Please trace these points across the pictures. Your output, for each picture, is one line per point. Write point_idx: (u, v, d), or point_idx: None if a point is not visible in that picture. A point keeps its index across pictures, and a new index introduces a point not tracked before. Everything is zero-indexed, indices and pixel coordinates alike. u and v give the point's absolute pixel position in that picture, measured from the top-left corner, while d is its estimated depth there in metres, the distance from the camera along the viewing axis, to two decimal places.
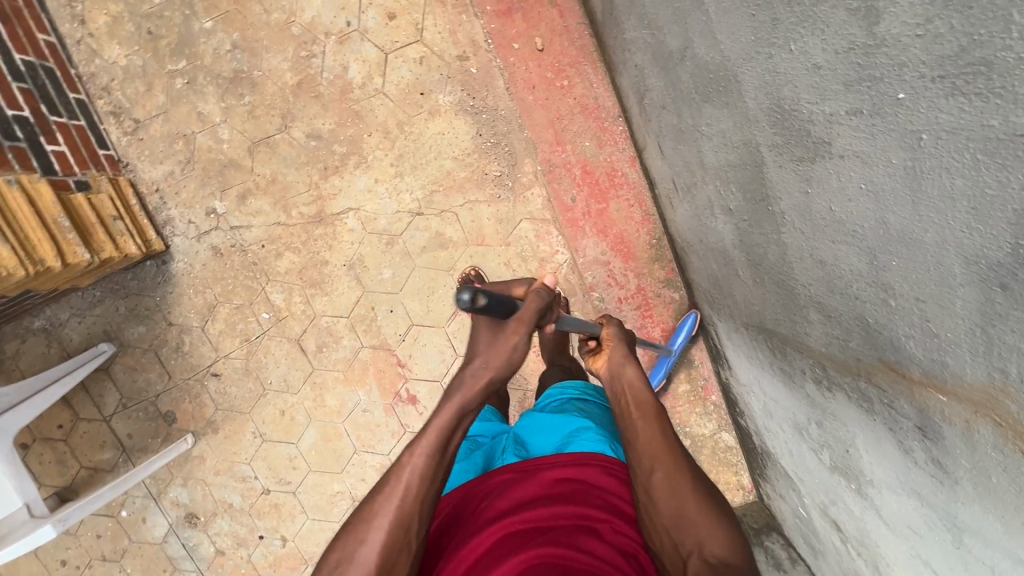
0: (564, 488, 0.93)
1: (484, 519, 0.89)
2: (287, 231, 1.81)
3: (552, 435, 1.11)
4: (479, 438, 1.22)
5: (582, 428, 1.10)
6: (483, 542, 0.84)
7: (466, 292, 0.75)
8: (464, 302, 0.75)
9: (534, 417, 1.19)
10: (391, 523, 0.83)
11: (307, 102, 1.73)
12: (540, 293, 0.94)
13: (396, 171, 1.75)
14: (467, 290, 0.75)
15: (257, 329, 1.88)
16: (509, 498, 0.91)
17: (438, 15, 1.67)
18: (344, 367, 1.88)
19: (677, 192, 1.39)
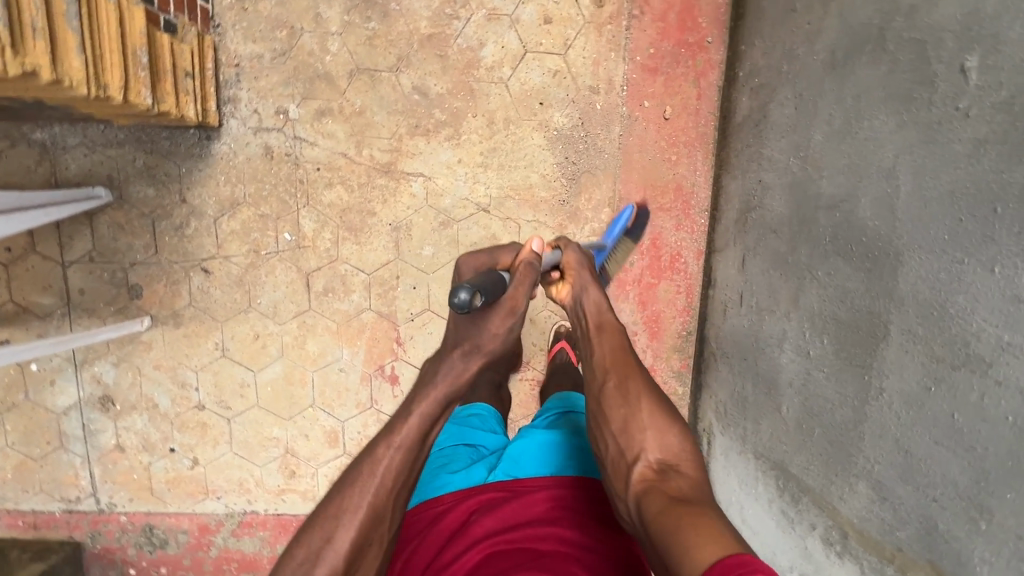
0: (554, 513, 0.92)
1: (471, 538, 0.88)
2: (350, 166, 1.72)
3: (544, 452, 1.05)
4: (479, 446, 1.16)
5: (576, 449, 1.05)
6: (468, 558, 0.85)
7: (461, 291, 0.75)
8: (456, 301, 0.75)
9: (530, 429, 1.13)
10: (363, 517, 0.78)
11: (429, 58, 1.68)
12: (530, 264, 0.94)
13: (482, 162, 1.71)
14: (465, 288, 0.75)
15: (271, 245, 1.77)
16: (495, 517, 0.91)
17: (590, 39, 1.66)
18: (342, 322, 1.80)
19: (740, 306, 1.45)
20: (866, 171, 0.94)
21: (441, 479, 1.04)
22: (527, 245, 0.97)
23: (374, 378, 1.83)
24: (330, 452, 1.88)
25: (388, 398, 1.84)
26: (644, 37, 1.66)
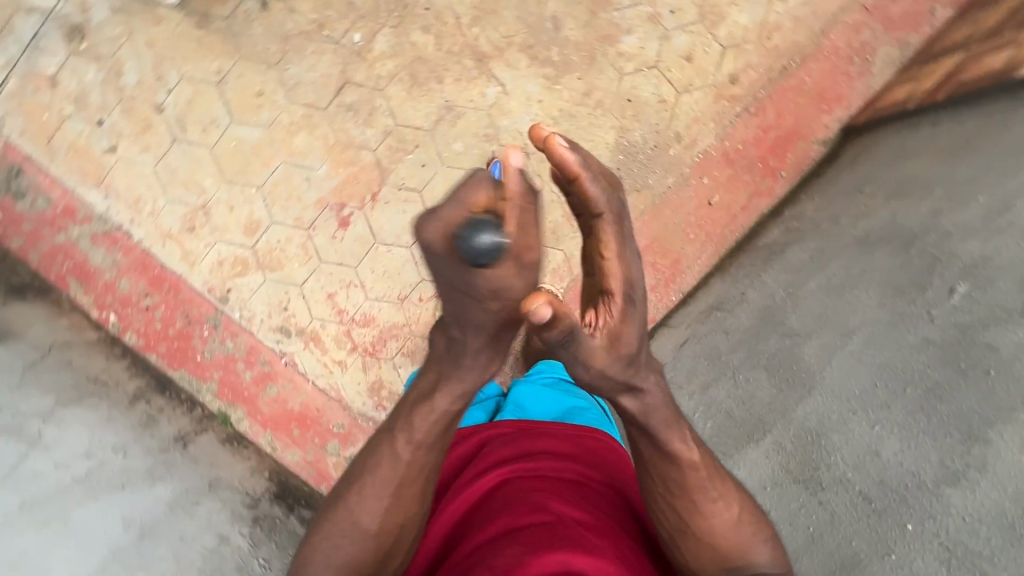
0: (565, 449, 1.01)
1: (491, 465, 0.97)
2: (453, 30, 1.73)
3: (552, 406, 1.21)
4: (476, 391, 1.32)
5: (580, 407, 1.22)
6: (491, 483, 0.93)
7: (475, 236, 0.64)
8: (472, 251, 0.65)
9: (530, 386, 1.29)
10: (382, 539, 0.87)
11: (582, 5, 1.72)
12: (530, 197, 0.67)
13: (554, 117, 1.75)
14: (478, 231, 0.65)
15: (336, 33, 1.73)
16: (512, 450, 1.00)
17: (706, 98, 1.76)
18: (341, 143, 1.76)
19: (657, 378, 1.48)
20: (827, 329, 1.10)
21: None
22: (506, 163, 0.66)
23: (328, 209, 1.79)
24: (239, 238, 1.80)
25: (325, 234, 1.80)
26: (743, 131, 1.77)
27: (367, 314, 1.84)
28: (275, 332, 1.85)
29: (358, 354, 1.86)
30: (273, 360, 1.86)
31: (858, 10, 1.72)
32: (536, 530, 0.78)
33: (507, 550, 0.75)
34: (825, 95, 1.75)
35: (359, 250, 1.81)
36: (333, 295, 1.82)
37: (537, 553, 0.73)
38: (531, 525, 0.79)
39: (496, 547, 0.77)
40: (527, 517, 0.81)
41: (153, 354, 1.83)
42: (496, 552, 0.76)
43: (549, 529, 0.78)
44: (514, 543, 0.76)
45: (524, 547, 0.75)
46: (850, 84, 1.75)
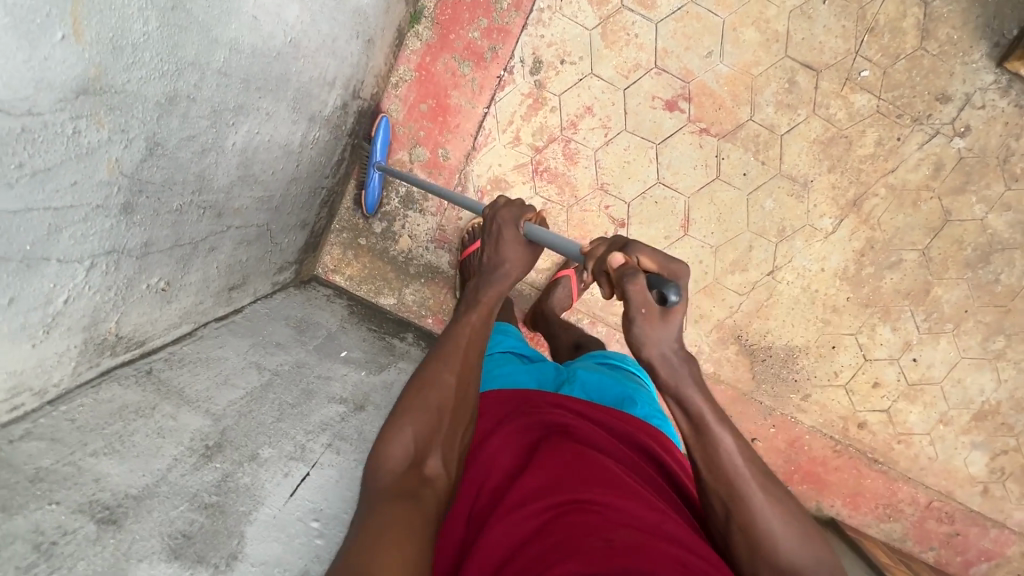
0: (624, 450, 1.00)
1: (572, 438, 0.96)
2: (881, 168, 1.71)
3: (608, 388, 1.17)
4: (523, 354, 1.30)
5: (637, 396, 1.17)
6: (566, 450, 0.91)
7: (672, 290, 0.83)
8: (668, 301, 0.83)
9: (584, 370, 1.23)
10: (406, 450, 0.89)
11: (914, 282, 1.82)
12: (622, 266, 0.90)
13: (808, 286, 1.82)
14: (668, 288, 0.83)
15: (866, 46, 1.61)
16: (591, 433, 1.00)
17: (841, 409, 1.95)
18: (750, 80, 1.63)
19: None
20: None
21: None
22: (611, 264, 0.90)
23: (682, 83, 1.64)
24: None
25: (654, 87, 1.64)
26: (819, 446, 1.98)
27: (577, 153, 1.69)
28: (531, 55, 1.62)
29: (530, 154, 1.69)
30: (498, 60, 1.62)
31: (930, 500, 2.01)
32: (625, 517, 0.76)
33: (615, 532, 0.73)
34: (859, 497, 2.02)
35: (643, 128, 1.67)
36: (589, 110, 1.66)
37: (615, 536, 0.72)
38: (608, 508, 0.77)
39: (567, 521, 0.75)
40: (601, 498, 0.79)
41: None
42: (571, 527, 0.74)
43: (634, 523, 0.76)
44: (592, 522, 0.74)
45: (626, 535, 0.73)
46: (871, 514, 2.03)
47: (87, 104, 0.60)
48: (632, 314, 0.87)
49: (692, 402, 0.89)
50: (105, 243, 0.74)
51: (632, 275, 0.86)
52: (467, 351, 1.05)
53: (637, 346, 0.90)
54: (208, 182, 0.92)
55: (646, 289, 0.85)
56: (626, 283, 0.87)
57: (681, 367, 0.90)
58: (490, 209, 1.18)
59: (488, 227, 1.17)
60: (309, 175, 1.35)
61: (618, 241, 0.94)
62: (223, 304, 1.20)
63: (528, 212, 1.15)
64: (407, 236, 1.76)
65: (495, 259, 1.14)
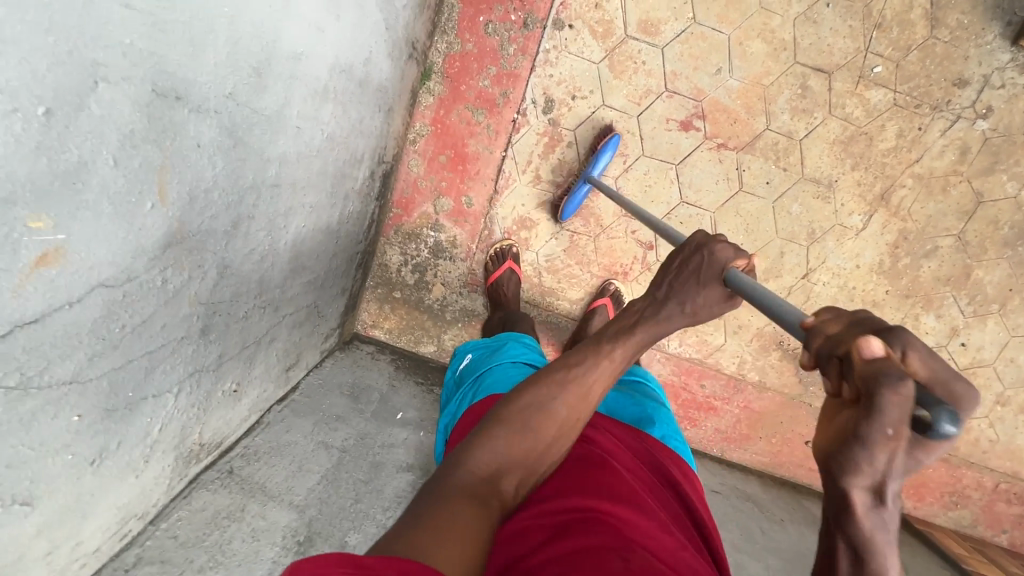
0: (650, 477, 0.92)
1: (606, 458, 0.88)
2: (905, 159, 1.70)
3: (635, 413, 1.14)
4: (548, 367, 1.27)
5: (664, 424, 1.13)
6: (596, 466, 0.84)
7: (948, 418, 0.48)
8: (930, 430, 0.49)
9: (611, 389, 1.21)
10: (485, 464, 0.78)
11: (953, 268, 1.79)
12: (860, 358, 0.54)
13: (845, 284, 1.81)
14: (942, 414, 0.48)
15: (876, 42, 1.61)
16: (624, 457, 0.92)
17: None
18: (763, 91, 1.64)
19: None
20: None
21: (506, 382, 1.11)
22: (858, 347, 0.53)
23: (694, 103, 1.65)
24: (631, 18, 1.59)
25: (667, 110, 1.65)
26: None
27: (598, 183, 1.70)
28: (543, 95, 1.64)
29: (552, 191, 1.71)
30: (511, 104, 1.65)
31: (997, 483, 1.97)
32: (646, 537, 0.69)
33: (638, 550, 0.65)
34: (922, 488, 1.99)
35: (661, 151, 1.68)
36: (605, 140, 1.67)
37: (637, 556, 0.64)
38: (626, 525, 0.70)
39: (587, 529, 0.68)
40: (624, 513, 0.72)
41: None
42: (589, 535, 0.67)
43: (657, 547, 0.68)
44: (614, 535, 0.67)
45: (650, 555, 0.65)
46: (937, 503, 2.00)
47: (171, 255, 0.64)
48: (862, 432, 0.51)
49: (880, 563, 0.56)
50: (189, 367, 0.77)
51: (893, 377, 0.49)
52: (592, 387, 0.89)
53: (835, 470, 0.54)
54: (266, 283, 0.95)
55: (905, 409, 0.49)
56: (877, 392, 0.49)
57: (888, 510, 0.54)
58: (698, 235, 0.92)
59: (684, 258, 0.91)
60: (347, 246, 1.39)
61: (860, 317, 0.59)
62: (283, 384, 1.24)
63: (745, 258, 0.87)
64: (440, 284, 1.79)
65: (677, 294, 0.90)
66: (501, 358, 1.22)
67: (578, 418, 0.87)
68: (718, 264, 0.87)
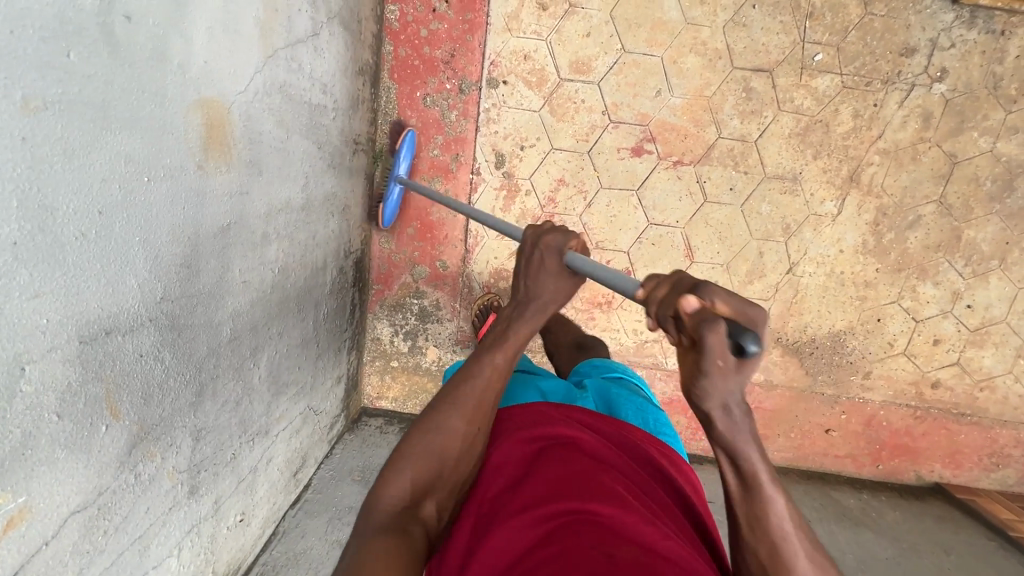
0: (635, 460, 0.86)
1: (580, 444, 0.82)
2: (868, 136, 1.67)
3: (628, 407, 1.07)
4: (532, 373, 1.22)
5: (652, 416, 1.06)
6: (573, 458, 0.78)
7: (752, 340, 0.53)
8: (749, 353, 0.53)
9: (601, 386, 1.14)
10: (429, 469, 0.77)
11: (942, 233, 1.74)
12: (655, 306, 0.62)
13: (832, 271, 1.78)
14: (749, 337, 0.53)
15: (812, 31, 1.59)
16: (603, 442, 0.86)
17: (910, 376, 1.88)
18: (707, 102, 1.64)
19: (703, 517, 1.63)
20: None
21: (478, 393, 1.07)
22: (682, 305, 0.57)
23: (641, 128, 1.66)
24: (562, 62, 1.61)
25: (616, 140, 1.67)
26: (898, 417, 1.91)
27: (564, 224, 1.73)
28: (492, 151, 1.67)
29: None
30: (464, 166, 1.69)
31: None
32: (631, 528, 0.64)
33: (622, 544, 0.60)
34: (959, 456, 1.92)
35: (618, 179, 1.70)
36: (562, 182, 1.69)
37: (621, 550, 0.59)
38: (610, 518, 0.65)
39: (569, 531, 0.63)
40: (606, 509, 0.66)
41: (391, 46, 1.60)
42: (572, 537, 0.61)
43: (641, 536, 0.63)
44: (594, 532, 0.62)
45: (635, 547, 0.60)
46: (978, 467, 1.93)
47: (140, 450, 0.71)
48: (699, 369, 0.56)
49: (746, 456, 0.66)
50: (185, 526, 0.85)
51: (709, 322, 0.54)
52: (483, 396, 0.83)
53: (692, 398, 0.60)
54: (249, 419, 1.02)
55: (723, 341, 0.53)
56: (701, 333, 0.54)
57: (741, 424, 0.63)
58: (528, 228, 0.89)
59: (520, 257, 0.88)
60: (331, 341, 1.47)
61: (683, 279, 0.61)
62: (293, 489, 1.32)
63: (575, 237, 0.84)
64: (433, 346, 1.83)
65: (530, 290, 0.85)
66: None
67: (476, 429, 0.82)
68: (555, 251, 0.83)
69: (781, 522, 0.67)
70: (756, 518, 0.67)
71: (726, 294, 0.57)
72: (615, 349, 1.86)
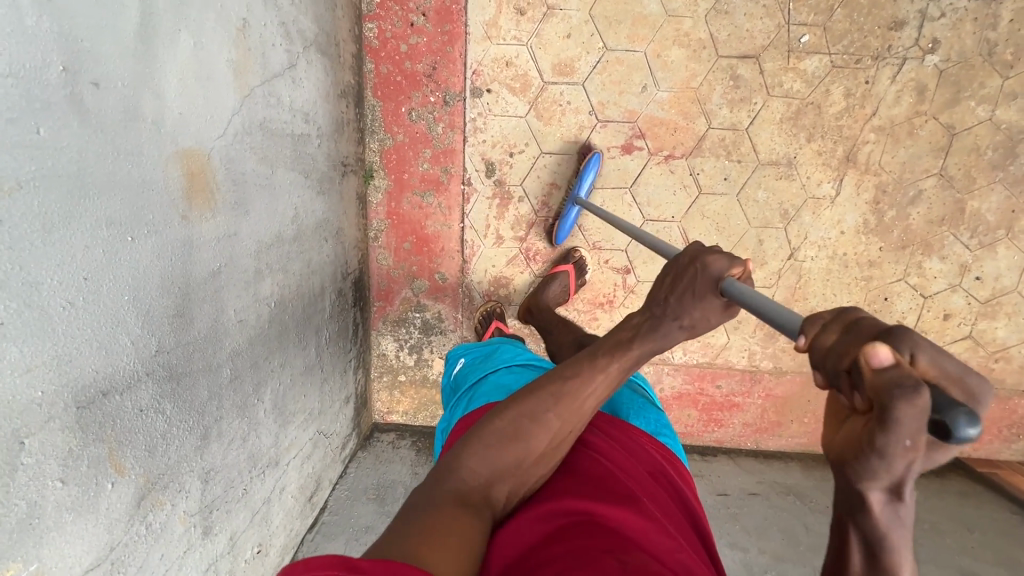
0: (653, 475, 0.85)
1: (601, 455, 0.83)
2: (861, 115, 1.64)
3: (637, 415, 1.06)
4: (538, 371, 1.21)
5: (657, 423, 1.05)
6: (594, 469, 0.79)
7: (969, 423, 0.37)
8: (960, 440, 0.38)
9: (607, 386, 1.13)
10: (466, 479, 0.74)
11: (945, 206, 1.71)
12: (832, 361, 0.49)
13: (834, 253, 1.76)
14: (961, 415, 0.37)
15: (797, 12, 1.56)
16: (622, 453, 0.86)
17: None
18: (694, 93, 1.61)
19: (719, 512, 1.63)
20: None
21: (488, 391, 1.05)
22: (867, 356, 0.43)
23: (630, 125, 1.64)
24: (544, 65, 1.59)
25: (605, 139, 1.65)
26: None
27: (559, 227, 1.72)
28: (482, 161, 1.67)
29: (517, 246, 1.74)
30: (455, 177, 1.69)
31: None
32: (642, 538, 0.65)
33: (634, 550, 0.62)
34: None
35: (610, 178, 1.68)
36: (554, 185, 1.68)
37: (630, 555, 0.60)
38: (622, 525, 0.66)
39: (582, 532, 0.64)
40: (621, 516, 0.68)
41: (372, 63, 1.59)
42: (586, 538, 0.63)
43: (651, 545, 0.64)
44: (608, 536, 0.63)
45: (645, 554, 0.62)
46: (998, 439, 1.90)
47: (149, 500, 0.72)
48: (877, 441, 0.43)
49: (892, 549, 0.50)
50: (201, 565, 0.87)
51: (904, 387, 0.40)
52: (583, 404, 0.81)
53: (851, 477, 0.47)
54: (257, 454, 1.04)
55: (918, 418, 0.39)
56: (886, 400, 0.41)
57: (901, 506, 0.48)
58: (690, 247, 0.79)
59: (671, 271, 0.79)
60: (336, 364, 1.49)
61: (857, 317, 0.50)
62: (309, 513, 1.34)
63: (742, 265, 0.74)
64: (439, 358, 1.84)
65: (674, 310, 0.78)
66: (496, 365, 1.16)
67: (569, 431, 0.81)
68: (714, 274, 0.74)
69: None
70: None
71: (927, 351, 0.43)
72: None
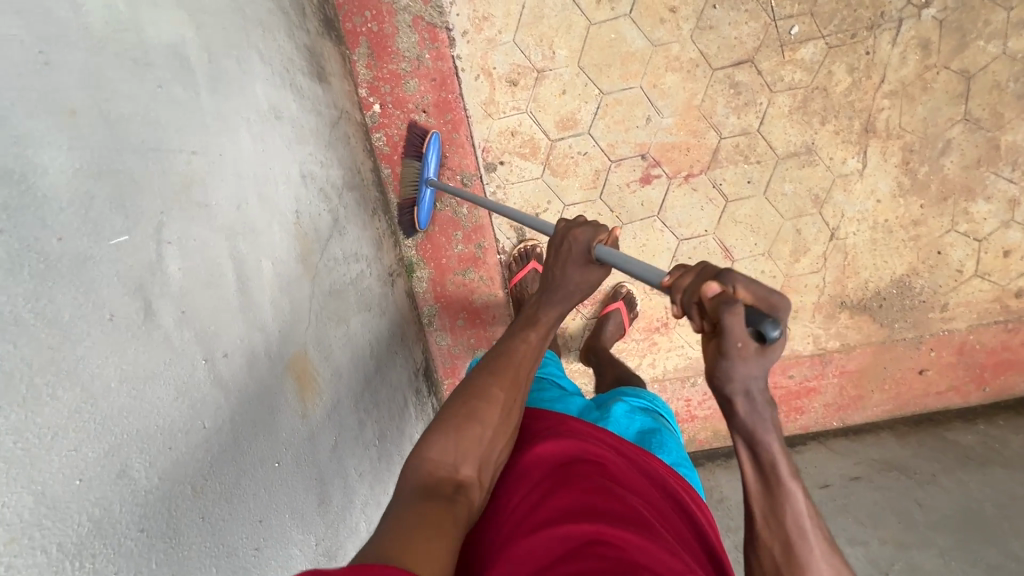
0: (655, 491, 0.83)
1: (605, 469, 0.80)
2: (870, 85, 1.62)
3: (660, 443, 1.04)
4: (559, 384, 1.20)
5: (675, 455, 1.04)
6: (600, 484, 0.75)
7: (772, 326, 0.57)
8: (770, 338, 0.58)
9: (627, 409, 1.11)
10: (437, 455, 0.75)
11: (978, 148, 1.67)
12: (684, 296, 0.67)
13: (875, 222, 1.75)
14: (766, 321, 0.57)
15: (781, 8, 1.56)
16: (625, 469, 0.83)
17: (991, 295, 1.80)
18: (698, 111, 1.63)
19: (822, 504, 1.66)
20: None
21: None
22: (708, 288, 0.63)
23: (643, 157, 1.67)
24: (547, 125, 1.64)
25: (622, 176, 1.69)
26: (989, 338, 1.84)
27: None
28: (510, 227, 1.72)
29: None
30: (490, 250, 1.75)
31: None
32: (650, 559, 0.62)
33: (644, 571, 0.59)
34: None
35: (637, 212, 1.72)
36: None
37: None
38: (633, 546, 0.63)
39: (589, 554, 0.61)
40: (628, 536, 0.65)
41: (388, 168, 1.68)
42: (600, 561, 0.60)
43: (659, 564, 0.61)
44: (616, 558, 0.60)
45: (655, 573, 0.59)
46: None
47: None
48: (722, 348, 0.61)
49: (767, 448, 0.67)
50: None
51: (729, 304, 0.59)
52: (518, 369, 0.87)
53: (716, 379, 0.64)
54: None
55: (743, 325, 0.59)
56: (721, 315, 0.59)
57: (764, 411, 0.65)
58: (560, 224, 0.97)
59: (557, 245, 0.96)
60: None
61: (705, 267, 0.67)
62: None
63: (606, 231, 0.94)
64: None
65: (562, 278, 0.94)
66: None
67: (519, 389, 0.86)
68: (585, 242, 0.92)
69: (800, 520, 0.67)
70: (774, 513, 0.67)
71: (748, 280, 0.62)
72: (684, 364, 1.89)
